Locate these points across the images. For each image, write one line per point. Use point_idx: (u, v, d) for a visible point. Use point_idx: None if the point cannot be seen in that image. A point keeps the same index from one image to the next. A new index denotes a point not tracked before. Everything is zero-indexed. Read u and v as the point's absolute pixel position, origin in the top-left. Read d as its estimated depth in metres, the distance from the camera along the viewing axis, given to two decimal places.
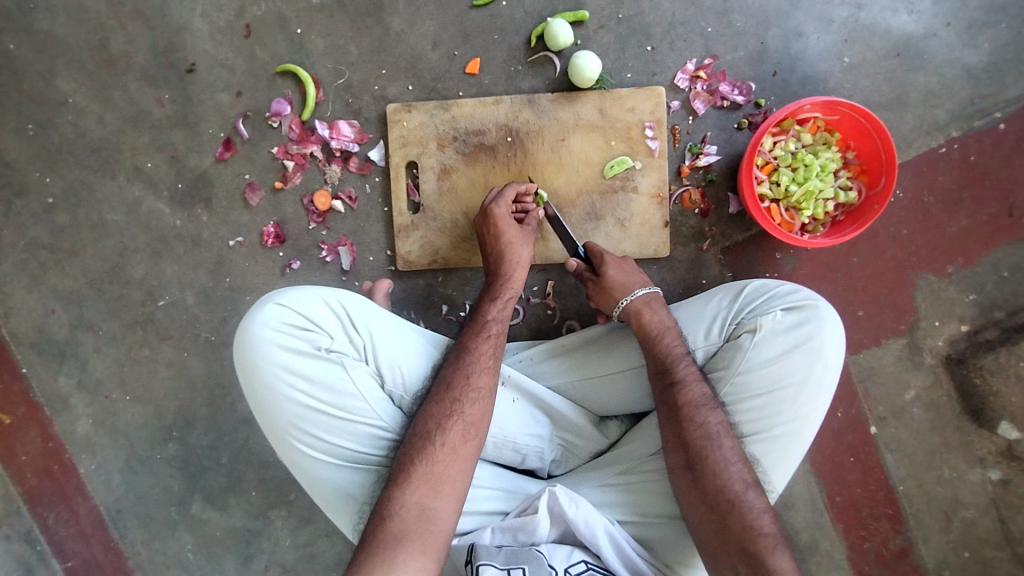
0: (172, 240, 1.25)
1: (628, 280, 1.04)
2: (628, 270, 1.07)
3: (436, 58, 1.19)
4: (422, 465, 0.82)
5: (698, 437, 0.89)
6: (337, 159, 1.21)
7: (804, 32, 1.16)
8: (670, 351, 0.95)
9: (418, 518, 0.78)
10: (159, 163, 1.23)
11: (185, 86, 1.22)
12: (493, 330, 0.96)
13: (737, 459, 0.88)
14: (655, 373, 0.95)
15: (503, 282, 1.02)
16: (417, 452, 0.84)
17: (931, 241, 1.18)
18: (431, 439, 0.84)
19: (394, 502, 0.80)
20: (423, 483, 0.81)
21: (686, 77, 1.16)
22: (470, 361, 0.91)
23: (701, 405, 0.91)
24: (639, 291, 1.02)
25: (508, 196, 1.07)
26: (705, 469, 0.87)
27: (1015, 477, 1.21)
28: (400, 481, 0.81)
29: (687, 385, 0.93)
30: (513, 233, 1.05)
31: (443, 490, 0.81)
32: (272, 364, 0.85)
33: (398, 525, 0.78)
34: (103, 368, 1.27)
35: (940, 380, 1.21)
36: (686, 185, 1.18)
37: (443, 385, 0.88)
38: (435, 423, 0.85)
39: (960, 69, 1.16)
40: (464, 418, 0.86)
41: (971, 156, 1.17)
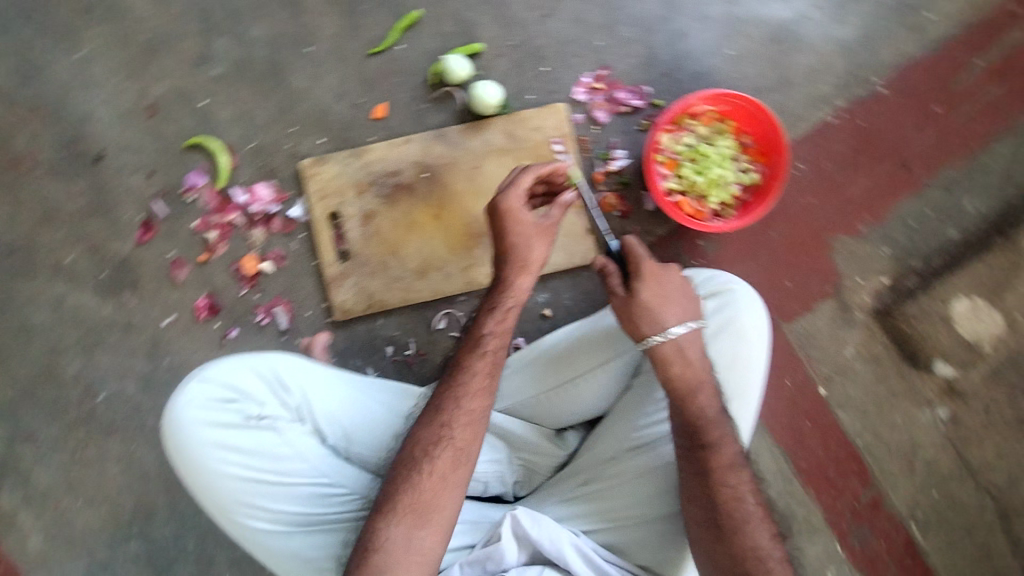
0: (103, 331, 1.22)
1: (662, 308, 0.92)
2: (666, 292, 0.93)
3: (343, 109, 1.22)
4: (407, 495, 0.83)
5: (726, 500, 0.87)
6: (259, 222, 1.21)
7: (685, 31, 1.23)
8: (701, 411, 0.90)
9: (405, 550, 0.80)
10: (79, 256, 1.21)
11: (94, 175, 1.21)
12: (492, 346, 0.92)
13: (758, 521, 0.87)
14: (684, 436, 0.90)
15: (505, 288, 0.94)
16: (404, 481, 0.84)
17: (839, 205, 1.25)
18: (417, 468, 0.85)
19: (381, 535, 0.81)
20: (408, 513, 0.82)
21: (584, 89, 1.21)
22: (462, 381, 0.90)
23: (732, 467, 0.89)
24: (673, 327, 0.91)
25: (524, 185, 0.94)
26: (732, 530, 0.85)
27: (962, 413, 1.26)
28: (385, 512, 0.83)
29: (720, 445, 0.89)
30: (526, 228, 0.93)
31: (429, 522, 0.82)
32: (203, 443, 0.85)
33: (382, 558, 0.80)
34: (49, 475, 1.22)
35: (875, 333, 1.26)
36: (602, 191, 1.22)
37: (432, 411, 0.88)
38: (421, 451, 0.85)
39: (833, 43, 1.25)
40: (453, 445, 0.86)
41: (859, 121, 1.25)
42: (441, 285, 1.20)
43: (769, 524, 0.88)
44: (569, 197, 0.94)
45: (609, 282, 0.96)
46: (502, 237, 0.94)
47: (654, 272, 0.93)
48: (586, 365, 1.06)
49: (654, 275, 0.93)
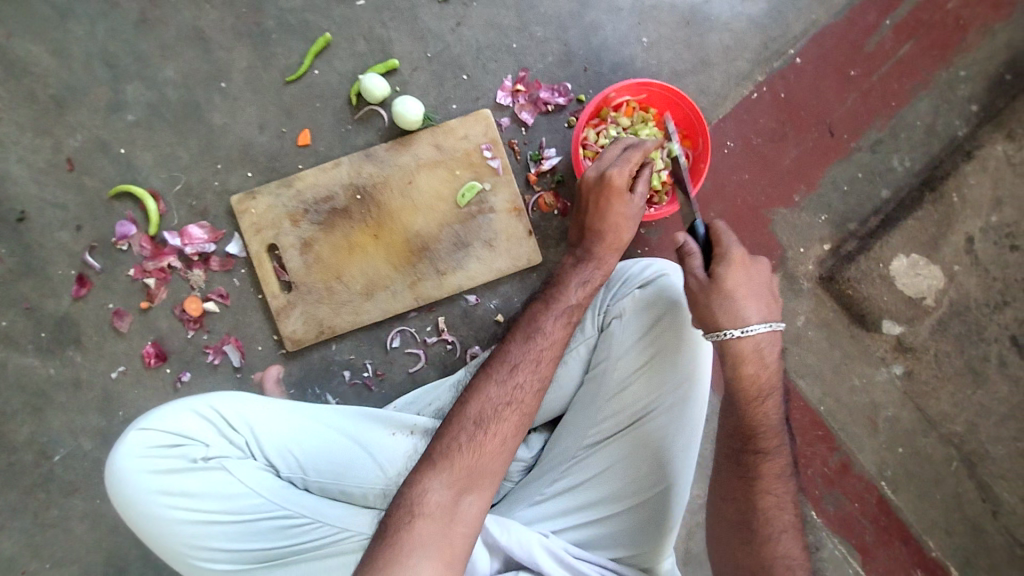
0: (50, 391, 1.20)
1: (745, 302, 0.88)
2: (751, 285, 0.89)
3: (267, 140, 1.21)
4: (467, 454, 0.83)
5: (765, 507, 0.86)
6: (197, 262, 1.19)
7: (600, 25, 1.24)
8: (768, 421, 0.89)
9: (446, 520, 0.78)
10: (15, 319, 1.19)
11: (20, 234, 1.19)
12: (570, 314, 0.96)
13: (792, 534, 0.85)
14: (744, 434, 0.89)
15: (593, 259, 1.00)
16: (468, 439, 0.84)
17: (772, 178, 1.27)
18: (482, 425, 0.85)
19: (428, 497, 0.79)
20: (463, 474, 0.81)
21: (506, 93, 1.22)
22: (535, 343, 0.93)
23: (782, 477, 0.87)
24: (756, 325, 0.87)
25: (630, 162, 0.98)
26: (764, 535, 0.84)
27: (916, 367, 1.29)
28: (438, 471, 0.81)
29: (774, 454, 0.88)
30: (624, 208, 0.99)
31: (482, 483, 0.82)
32: (149, 493, 0.82)
33: (425, 528, 0.77)
34: (12, 544, 1.20)
35: (823, 299, 1.28)
36: (539, 191, 1.23)
37: (505, 370, 0.89)
38: (491, 410, 0.86)
39: (745, 21, 1.27)
40: (521, 404, 0.87)
41: (781, 94, 1.26)
42: (389, 304, 1.19)
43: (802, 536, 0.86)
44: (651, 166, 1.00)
45: (688, 263, 0.91)
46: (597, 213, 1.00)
47: (743, 260, 0.88)
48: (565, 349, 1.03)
49: (748, 264, 0.89)
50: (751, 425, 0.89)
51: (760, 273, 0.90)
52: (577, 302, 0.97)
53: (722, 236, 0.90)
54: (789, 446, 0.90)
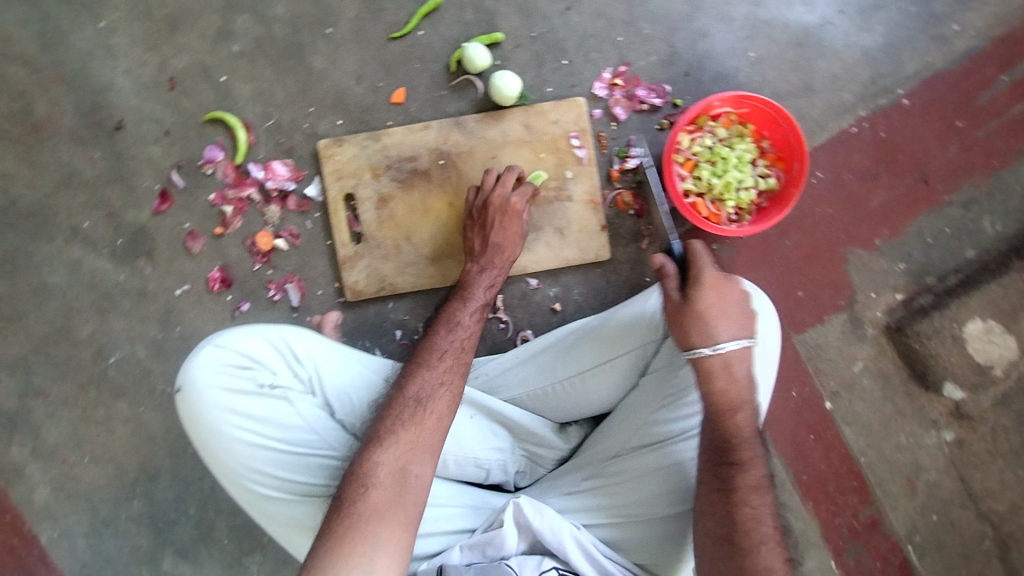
0: (117, 297, 1.24)
1: (716, 321, 0.92)
2: (722, 305, 0.94)
3: (361, 92, 1.22)
4: (409, 430, 0.86)
5: (746, 522, 0.85)
6: (275, 198, 1.22)
7: (710, 31, 1.21)
8: (739, 430, 0.90)
9: (399, 485, 0.82)
10: (96, 221, 1.23)
11: (114, 142, 1.23)
12: (481, 310, 1.03)
13: (777, 549, 0.84)
14: (719, 445, 0.90)
15: (495, 271, 1.09)
16: (410, 415, 0.87)
17: (857, 218, 1.23)
18: (422, 403, 0.88)
19: (378, 468, 0.83)
20: (407, 449, 0.84)
21: (604, 85, 1.21)
22: (457, 334, 0.97)
23: (757, 490, 0.87)
24: (726, 344, 0.92)
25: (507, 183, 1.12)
26: (747, 549, 0.83)
27: (968, 436, 1.25)
28: (385, 445, 0.84)
29: (750, 466, 0.89)
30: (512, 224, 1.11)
31: (425, 458, 0.85)
32: (217, 408, 0.87)
33: (379, 497, 0.81)
34: (58, 432, 1.25)
35: (884, 350, 1.25)
36: (618, 189, 1.22)
37: (429, 353, 0.94)
38: (428, 389, 0.89)
39: (859, 53, 1.22)
40: (453, 387, 0.91)
41: (882, 133, 1.22)
42: (451, 272, 1.21)
43: (783, 549, 0.84)
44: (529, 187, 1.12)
45: (665, 283, 0.96)
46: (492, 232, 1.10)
47: (715, 283, 0.94)
48: (621, 349, 1.06)
49: (721, 286, 0.95)
50: (725, 435, 0.90)
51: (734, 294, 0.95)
52: (485, 301, 1.04)
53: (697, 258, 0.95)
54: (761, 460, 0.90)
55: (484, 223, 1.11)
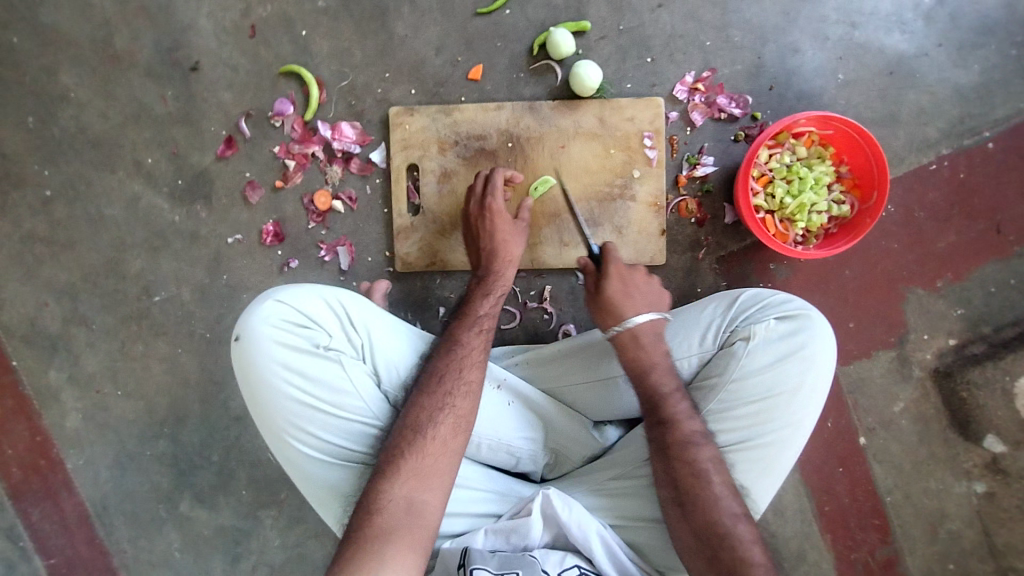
0: (170, 236, 1.25)
1: (629, 304, 1.00)
2: (633, 290, 1.02)
3: (439, 64, 1.21)
4: (412, 457, 0.83)
5: (689, 479, 0.89)
6: (338, 159, 1.21)
7: (801, 48, 1.19)
8: (659, 388, 0.94)
9: (406, 511, 0.79)
10: (160, 159, 1.24)
11: (188, 83, 1.23)
12: (484, 325, 0.96)
13: (728, 492, 0.89)
14: (646, 409, 0.94)
15: (494, 278, 1.03)
16: (410, 446, 0.84)
17: (921, 256, 1.21)
18: (422, 431, 0.85)
19: (383, 497, 0.80)
20: (412, 477, 0.82)
21: (685, 88, 1.18)
22: (459, 353, 0.92)
23: (689, 443, 0.91)
24: (634, 319, 0.98)
25: (497, 186, 1.08)
26: (695, 504, 0.88)
27: (1001, 491, 1.22)
28: (390, 474, 0.82)
29: (677, 422, 0.92)
30: (506, 228, 1.06)
31: (432, 484, 0.82)
32: (271, 361, 0.87)
33: (386, 520, 0.78)
34: (95, 362, 1.26)
35: (928, 393, 1.23)
36: (683, 195, 1.21)
37: (432, 379, 0.89)
38: (427, 417, 0.86)
39: (950, 90, 1.19)
40: (454, 411, 0.86)
41: (960, 174, 1.20)
42: None
43: (737, 499, 0.89)
44: (529, 201, 1.11)
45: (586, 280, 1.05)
46: (485, 238, 1.06)
47: (620, 272, 1.02)
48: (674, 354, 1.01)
49: (628, 275, 1.03)
50: (649, 395, 0.94)
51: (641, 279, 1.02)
52: (487, 312, 0.98)
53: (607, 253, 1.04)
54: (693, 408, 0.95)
55: (476, 234, 1.09)
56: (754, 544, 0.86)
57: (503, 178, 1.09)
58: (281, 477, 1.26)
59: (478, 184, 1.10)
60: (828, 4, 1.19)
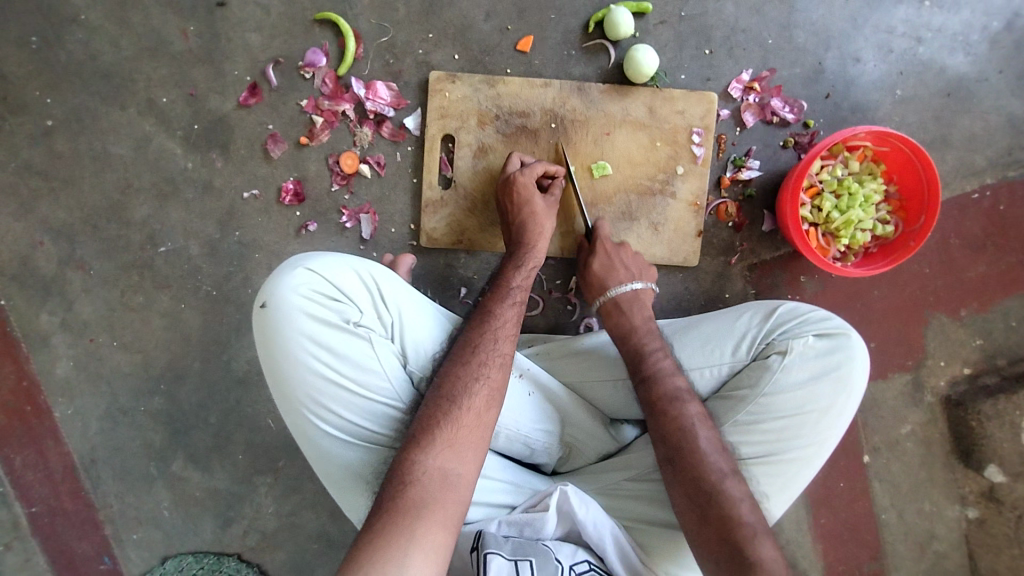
0: (181, 184, 1.17)
1: (614, 276, 1.05)
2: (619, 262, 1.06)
3: (487, 30, 1.14)
4: (445, 428, 0.81)
5: (674, 431, 0.89)
6: (370, 121, 1.15)
7: (862, 58, 1.16)
8: (643, 347, 0.96)
9: (440, 483, 0.77)
10: (175, 99, 1.16)
11: (213, 19, 1.15)
12: (517, 297, 0.96)
13: (715, 448, 0.88)
14: (631, 366, 0.96)
15: (526, 252, 1.01)
16: (443, 413, 0.82)
17: (950, 283, 1.21)
18: (456, 402, 0.83)
19: (417, 467, 0.78)
20: (445, 447, 0.79)
21: (740, 86, 1.15)
22: (493, 326, 0.92)
23: (674, 398, 0.91)
24: (616, 290, 1.03)
25: (536, 170, 1.05)
26: (683, 458, 0.87)
27: (991, 518, 1.25)
28: (423, 445, 0.79)
29: (661, 379, 0.93)
30: (536, 206, 1.04)
31: (466, 455, 0.80)
32: (298, 333, 0.83)
33: (418, 492, 0.76)
34: (91, 310, 1.19)
35: (936, 418, 1.24)
36: (724, 198, 1.17)
37: (469, 348, 0.88)
38: (462, 386, 0.84)
39: (1005, 118, 1.17)
40: (490, 383, 0.85)
41: (1001, 206, 1.19)
42: None
43: (730, 455, 0.89)
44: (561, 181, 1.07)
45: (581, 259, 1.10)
46: (514, 215, 1.04)
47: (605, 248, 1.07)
48: (702, 360, 0.99)
49: (613, 250, 1.07)
50: (633, 354, 0.97)
51: (627, 254, 1.07)
52: (519, 286, 0.98)
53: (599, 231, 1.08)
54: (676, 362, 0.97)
55: (507, 213, 1.05)
56: (744, 502, 0.84)
57: (543, 170, 1.06)
58: (282, 444, 1.22)
59: (512, 164, 1.07)
60: (895, 15, 1.16)
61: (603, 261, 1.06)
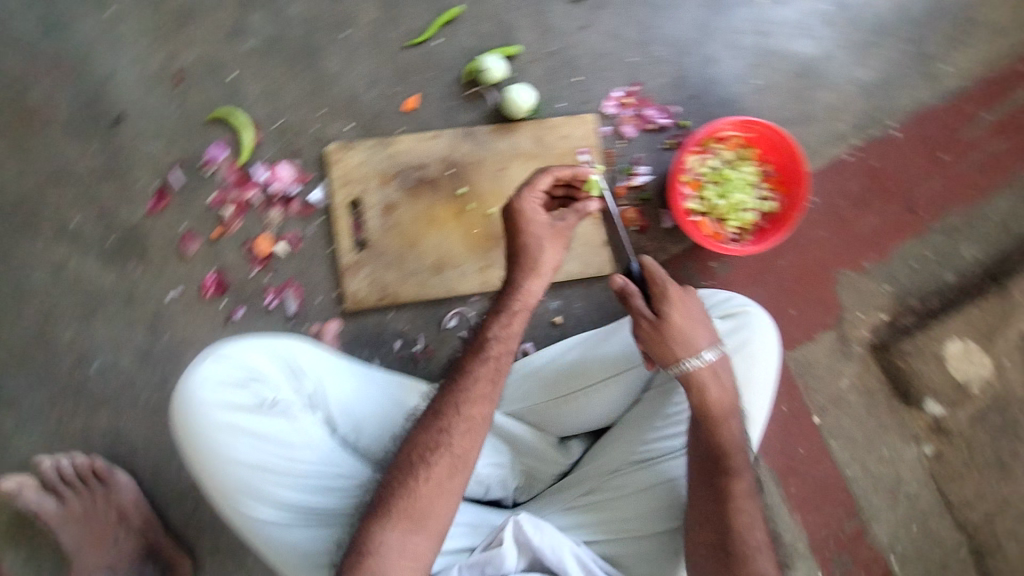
0: (103, 300, 1.18)
1: (697, 334, 0.93)
2: (692, 315, 0.95)
3: (373, 98, 1.21)
4: (403, 499, 0.81)
5: (738, 526, 0.87)
6: (277, 202, 1.19)
7: (717, 58, 1.27)
8: (724, 439, 0.90)
9: (399, 554, 0.78)
10: (85, 219, 1.19)
11: (111, 137, 1.19)
12: (495, 352, 0.91)
13: (763, 549, 0.87)
14: (705, 454, 0.90)
15: (514, 291, 0.94)
16: (402, 486, 0.82)
17: (846, 241, 1.29)
18: (415, 471, 0.82)
19: (377, 538, 0.79)
20: (404, 518, 0.79)
21: (613, 103, 1.24)
22: (462, 388, 0.88)
23: (744, 497, 0.88)
24: (705, 354, 0.92)
25: (541, 188, 0.97)
26: (736, 555, 0.85)
27: (946, 450, 1.30)
28: (381, 517, 0.80)
29: (733, 475, 0.89)
30: (541, 232, 0.94)
31: (425, 526, 0.80)
32: (217, 425, 0.83)
33: (377, 563, 0.77)
34: (28, 445, 1.17)
35: (870, 367, 1.30)
36: (623, 205, 1.24)
37: (431, 416, 0.86)
38: (417, 456, 0.84)
39: (854, 85, 1.30)
40: (451, 451, 0.84)
41: (872, 162, 1.29)
42: (455, 283, 1.20)
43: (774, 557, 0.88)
44: (589, 208, 0.96)
45: (630, 302, 0.96)
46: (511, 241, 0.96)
47: (678, 297, 0.95)
48: (625, 363, 1.06)
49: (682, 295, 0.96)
50: (711, 443, 0.90)
51: (696, 300, 0.97)
52: (506, 337, 0.92)
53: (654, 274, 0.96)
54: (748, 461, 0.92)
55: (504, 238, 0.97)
56: None
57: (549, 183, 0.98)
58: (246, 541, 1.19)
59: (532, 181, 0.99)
60: (737, 16, 1.28)
61: (685, 315, 0.93)
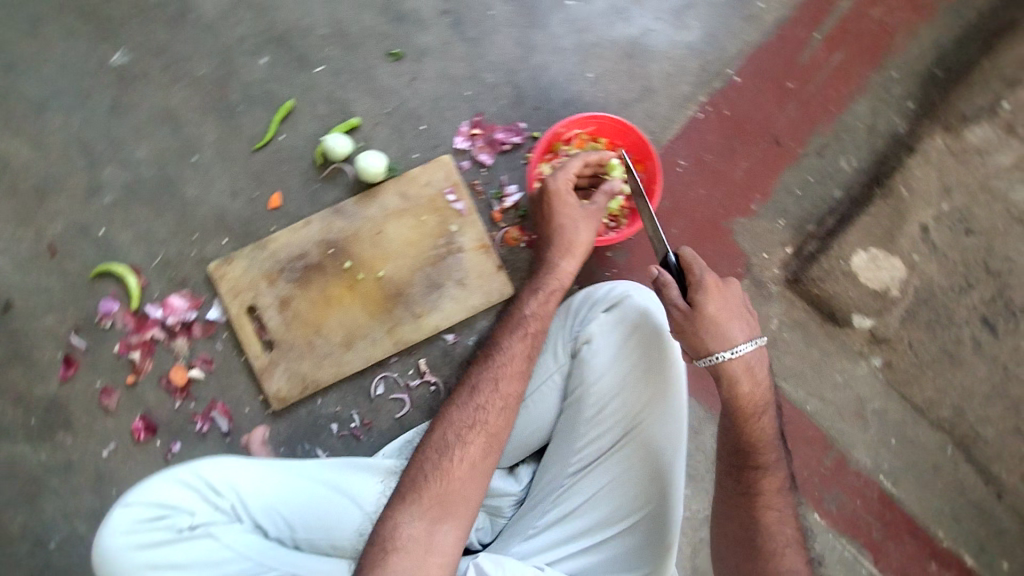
0: (44, 477, 1.21)
1: (728, 324, 0.89)
2: (728, 306, 0.90)
3: (240, 207, 1.26)
4: (436, 484, 0.84)
5: (769, 523, 0.86)
6: (180, 332, 1.23)
7: (547, 65, 1.32)
8: (762, 436, 0.89)
9: (427, 545, 0.80)
10: (4, 407, 1.22)
11: (7, 323, 1.23)
12: (527, 327, 1.00)
13: (794, 548, 0.84)
14: (741, 450, 0.89)
15: (548, 268, 1.06)
16: (431, 471, 0.85)
17: (727, 190, 1.32)
18: (446, 452, 0.87)
19: (404, 530, 0.81)
20: (436, 502, 0.83)
21: (464, 138, 1.29)
22: (496, 366, 0.95)
23: (774, 494, 0.87)
24: (743, 346, 0.88)
25: (570, 170, 1.10)
26: (766, 551, 0.84)
27: (894, 356, 1.30)
28: (408, 504, 0.83)
29: (767, 472, 0.88)
30: (575, 212, 1.08)
31: (455, 509, 0.83)
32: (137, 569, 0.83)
33: (401, 560, 0.79)
34: None
35: (793, 301, 1.31)
36: (505, 227, 1.28)
37: (469, 394, 0.92)
38: (454, 436, 0.88)
39: (683, 48, 1.34)
40: (487, 428, 0.89)
41: (725, 111, 1.33)
42: (370, 351, 1.22)
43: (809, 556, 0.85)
44: (609, 188, 1.10)
45: (666, 292, 0.91)
46: (547, 224, 1.10)
47: (716, 286, 0.89)
48: (537, 381, 1.05)
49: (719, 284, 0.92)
50: (750, 441, 0.89)
51: (733, 290, 0.92)
52: (532, 318, 1.01)
53: (695, 264, 0.91)
54: (785, 461, 0.90)
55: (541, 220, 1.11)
56: None
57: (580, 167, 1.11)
58: None
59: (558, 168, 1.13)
60: (553, 21, 1.33)
61: (719, 306, 0.89)
